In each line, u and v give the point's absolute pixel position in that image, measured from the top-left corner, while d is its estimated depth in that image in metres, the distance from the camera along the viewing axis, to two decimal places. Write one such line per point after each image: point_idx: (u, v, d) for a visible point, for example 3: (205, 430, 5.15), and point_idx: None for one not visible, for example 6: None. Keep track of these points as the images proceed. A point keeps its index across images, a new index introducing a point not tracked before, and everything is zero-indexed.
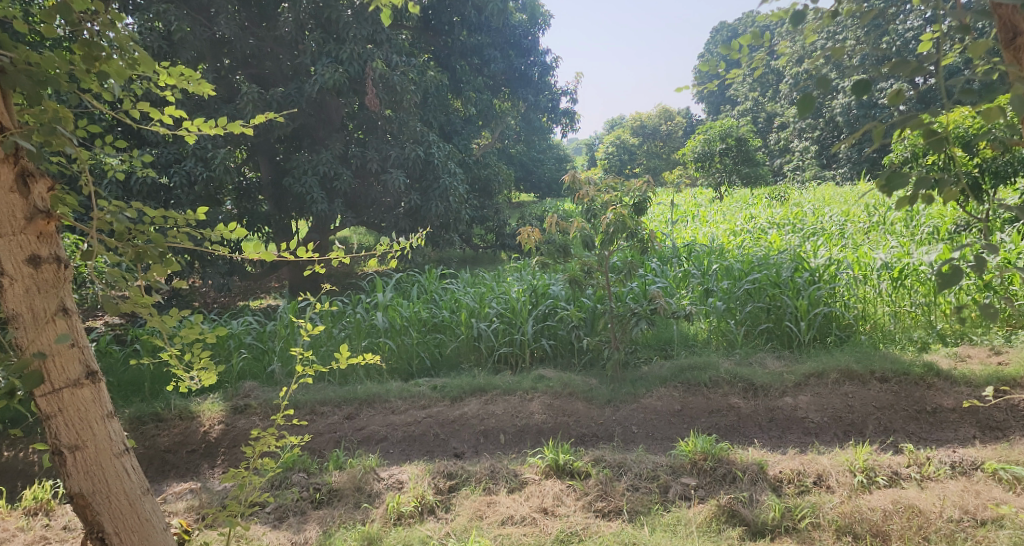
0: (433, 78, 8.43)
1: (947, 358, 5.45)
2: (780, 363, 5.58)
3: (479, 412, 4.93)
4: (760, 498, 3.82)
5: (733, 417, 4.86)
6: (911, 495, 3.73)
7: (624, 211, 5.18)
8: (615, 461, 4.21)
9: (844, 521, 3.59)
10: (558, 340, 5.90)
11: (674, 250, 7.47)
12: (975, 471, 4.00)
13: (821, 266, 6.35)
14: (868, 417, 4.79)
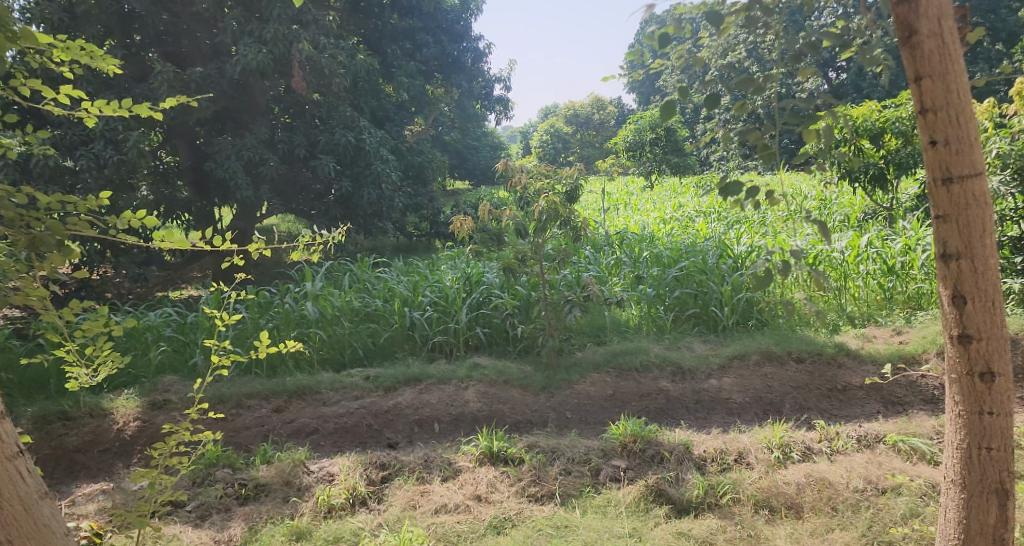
0: (364, 62, 8.32)
1: (855, 339, 5.74)
2: (706, 347, 5.76)
3: (414, 401, 4.92)
4: (686, 477, 3.94)
5: (662, 399, 4.98)
6: (822, 468, 3.92)
7: (556, 199, 5.24)
8: (549, 447, 4.27)
9: (762, 495, 3.75)
10: (493, 328, 5.93)
11: (606, 238, 7.56)
12: (878, 443, 4.22)
13: (744, 253, 6.60)
14: (787, 396, 4.98)
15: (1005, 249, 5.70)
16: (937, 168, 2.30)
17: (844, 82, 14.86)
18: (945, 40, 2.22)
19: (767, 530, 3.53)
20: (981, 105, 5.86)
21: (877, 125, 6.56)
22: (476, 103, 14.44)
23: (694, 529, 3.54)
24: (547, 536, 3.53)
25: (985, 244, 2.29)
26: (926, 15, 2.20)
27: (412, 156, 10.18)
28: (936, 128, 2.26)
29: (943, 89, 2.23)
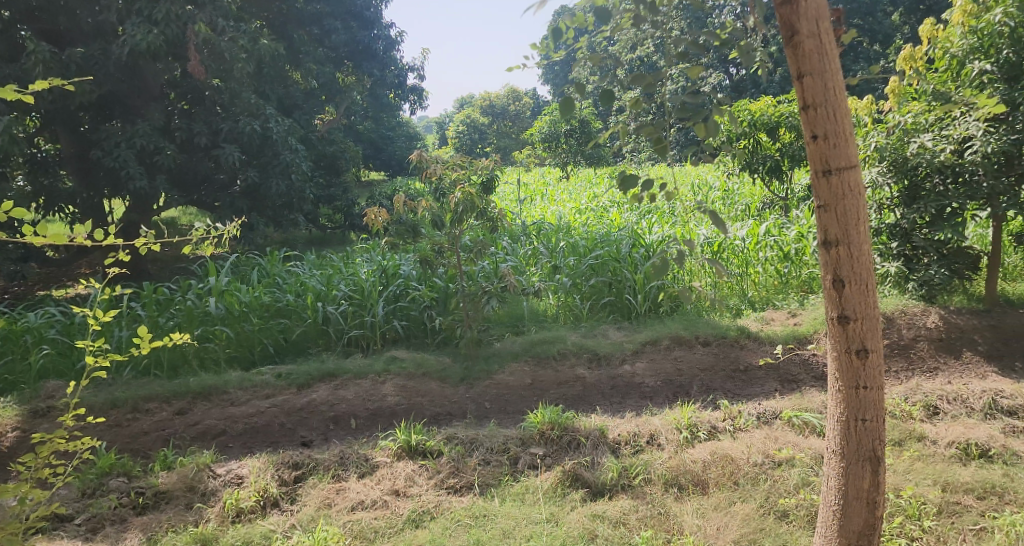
0: (268, 46, 8.06)
1: (755, 322, 6.03)
2: (620, 334, 5.89)
3: (329, 397, 4.84)
4: (601, 460, 4.04)
5: (580, 386, 5.08)
6: (725, 445, 4.08)
7: (472, 190, 5.24)
8: (468, 437, 4.27)
9: (671, 474, 3.88)
10: (411, 320, 5.90)
11: (523, 228, 7.59)
12: (775, 419, 4.42)
13: (655, 242, 6.77)
14: (695, 379, 5.18)
15: (882, 234, 6.03)
16: (818, 159, 2.53)
17: (743, 79, 15.52)
18: (823, 41, 2.46)
19: (675, 507, 3.68)
20: (861, 102, 6.14)
21: (773, 119, 6.94)
22: (389, 92, 14.30)
23: (608, 510, 3.63)
24: (465, 527, 3.56)
25: (860, 230, 2.53)
26: (806, 16, 2.44)
27: (323, 146, 9.97)
28: (817, 122, 2.49)
29: (822, 86, 2.46)
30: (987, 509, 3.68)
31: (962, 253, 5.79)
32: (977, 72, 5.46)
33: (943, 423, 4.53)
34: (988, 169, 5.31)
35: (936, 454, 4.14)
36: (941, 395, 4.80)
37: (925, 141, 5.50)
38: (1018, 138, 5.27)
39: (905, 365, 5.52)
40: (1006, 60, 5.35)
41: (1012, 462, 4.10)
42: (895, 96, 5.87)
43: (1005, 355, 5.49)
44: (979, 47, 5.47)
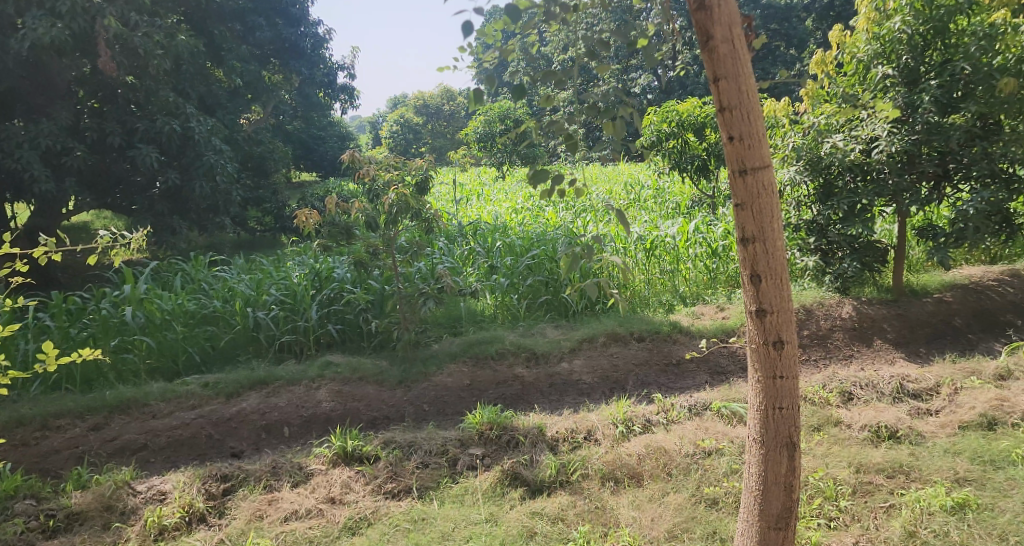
0: (186, 42, 7.78)
1: (686, 317, 6.17)
2: (557, 332, 5.93)
3: (260, 406, 4.72)
4: (539, 458, 4.05)
5: (518, 385, 5.11)
6: (660, 437, 4.15)
7: (406, 191, 5.23)
8: (405, 441, 4.22)
9: (608, 468, 3.92)
10: (346, 324, 5.80)
11: (459, 229, 7.55)
12: (706, 411, 4.52)
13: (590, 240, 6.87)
14: (630, 374, 5.27)
15: (801, 231, 6.46)
16: (734, 160, 2.61)
17: (669, 81, 15.91)
18: (736, 46, 2.54)
19: (611, 501, 3.73)
20: (778, 104, 6.43)
21: (699, 121, 7.14)
22: (319, 91, 14.09)
23: (546, 508, 3.66)
24: (404, 532, 3.53)
25: (774, 228, 2.62)
26: (719, 22, 2.51)
27: (250, 146, 9.73)
28: (732, 124, 2.57)
29: (736, 89, 2.54)
30: (896, 487, 3.93)
31: (871, 248, 6.20)
32: (880, 77, 5.86)
33: (856, 408, 4.83)
34: (893, 168, 5.82)
35: (852, 438, 4.42)
36: (854, 382, 5.10)
37: (837, 141, 5.88)
38: (918, 138, 5.71)
39: (823, 353, 5.94)
40: (905, 65, 5.78)
41: (917, 442, 4.36)
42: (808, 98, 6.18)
43: (909, 341, 6.07)
44: (882, 52, 5.83)
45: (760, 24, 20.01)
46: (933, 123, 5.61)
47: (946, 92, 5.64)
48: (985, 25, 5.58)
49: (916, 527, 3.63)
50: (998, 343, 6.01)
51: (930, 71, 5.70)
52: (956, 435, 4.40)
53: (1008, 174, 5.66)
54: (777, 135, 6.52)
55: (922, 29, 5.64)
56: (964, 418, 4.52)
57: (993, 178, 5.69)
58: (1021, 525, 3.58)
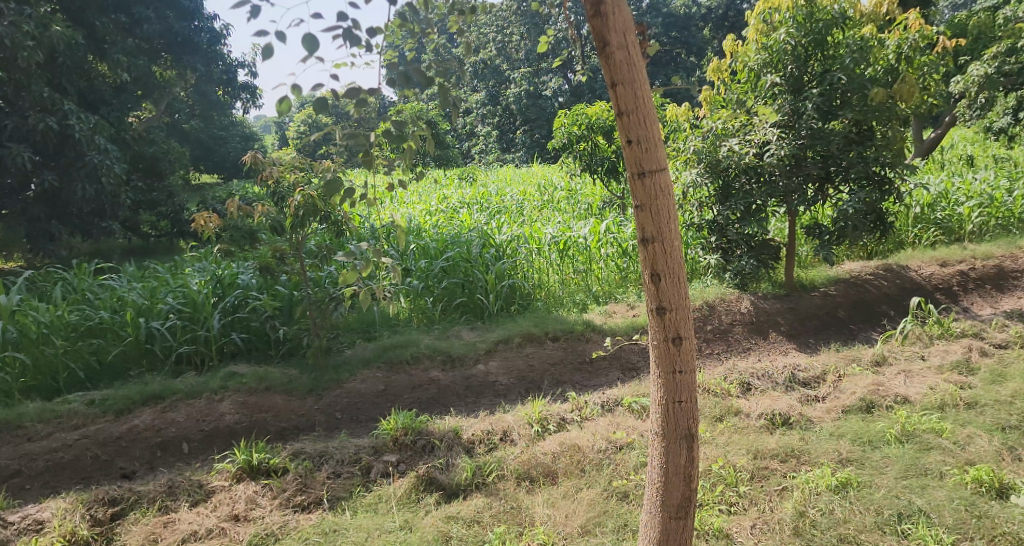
0: (62, 34, 7.32)
1: (600, 315, 6.30)
2: (473, 334, 5.93)
3: (155, 421, 4.51)
4: (455, 461, 4.01)
5: (434, 388, 5.09)
6: (573, 435, 4.19)
7: (313, 192, 5.06)
8: (316, 451, 4.11)
9: (523, 468, 3.94)
10: (251, 332, 5.62)
11: (373, 232, 7.51)
12: (618, 406, 4.58)
13: (504, 242, 6.95)
14: (545, 373, 5.33)
15: (703, 229, 6.86)
16: (633, 162, 2.73)
17: (578, 84, 16.21)
18: (631, 53, 2.66)
19: (527, 500, 3.76)
20: (678, 110, 6.61)
21: (608, 124, 7.31)
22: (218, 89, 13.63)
23: (462, 511, 3.67)
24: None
25: (670, 228, 2.75)
26: (615, 30, 2.62)
27: (141, 146, 9.27)
28: (629, 128, 2.69)
29: (632, 95, 2.66)
30: (789, 471, 4.25)
31: (766, 246, 6.73)
32: (770, 85, 6.30)
33: (754, 397, 5.13)
34: (783, 170, 6.20)
35: (749, 426, 4.71)
36: (752, 373, 5.40)
37: (732, 145, 6.31)
38: (803, 143, 6.17)
39: (725, 347, 6.44)
40: (791, 74, 6.27)
41: (807, 427, 4.71)
42: (707, 104, 6.59)
43: (801, 332, 6.65)
44: (770, 61, 6.27)
45: (663, 31, 20.63)
46: (816, 129, 6.10)
47: (826, 100, 6.15)
48: (857, 38, 6.12)
49: (805, 506, 3.94)
50: (875, 332, 6.70)
51: (812, 81, 6.23)
52: (841, 418, 4.76)
53: (880, 177, 6.28)
54: (679, 138, 6.94)
55: (803, 41, 6.15)
56: (846, 403, 4.88)
57: (868, 180, 6.28)
58: (894, 500, 3.97)
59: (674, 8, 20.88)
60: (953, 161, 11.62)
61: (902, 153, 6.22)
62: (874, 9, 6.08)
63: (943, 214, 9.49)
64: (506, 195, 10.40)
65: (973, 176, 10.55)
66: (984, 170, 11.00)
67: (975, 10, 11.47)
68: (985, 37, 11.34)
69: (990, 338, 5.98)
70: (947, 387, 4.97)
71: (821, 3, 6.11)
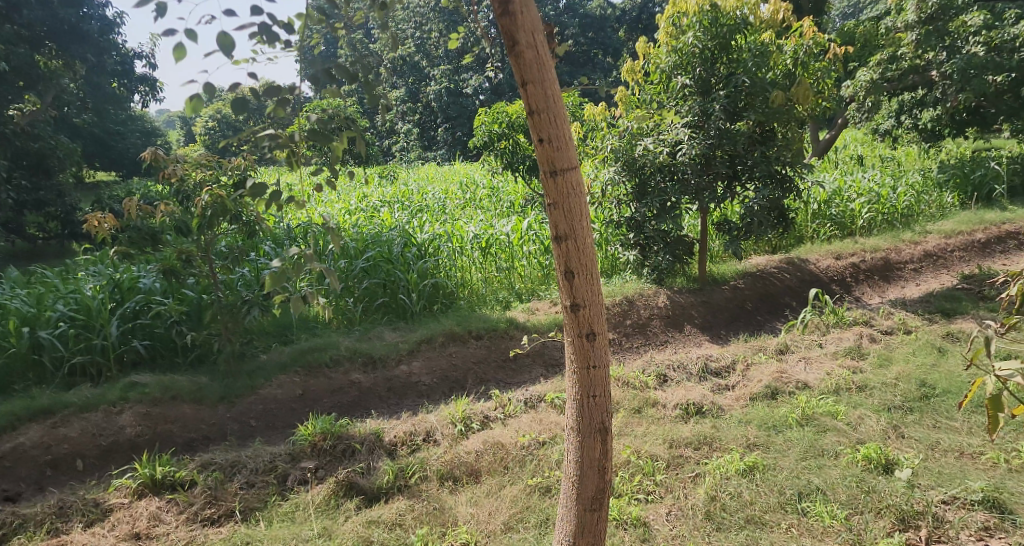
0: None
1: (522, 312, 6.56)
2: (395, 334, 5.99)
3: (44, 438, 4.45)
4: (376, 465, 4.24)
5: (355, 392, 5.27)
6: (496, 433, 4.46)
7: (222, 192, 4.95)
8: (227, 462, 4.28)
9: (447, 468, 4.19)
10: (155, 340, 5.44)
11: (289, 231, 7.42)
12: (541, 402, 4.92)
13: (426, 241, 6.92)
14: (469, 372, 5.60)
15: (623, 227, 7.12)
16: (546, 161, 2.75)
17: (497, 82, 16.40)
18: (540, 52, 2.69)
19: (450, 500, 3.99)
20: (597, 110, 6.98)
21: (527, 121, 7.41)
22: (112, 80, 13.02)
23: (383, 515, 3.84)
24: None
25: (584, 227, 2.79)
26: (524, 29, 2.64)
27: (25, 141, 8.81)
28: (542, 127, 2.71)
29: (543, 94, 2.68)
30: (701, 457, 4.46)
31: (681, 242, 7.02)
32: (680, 86, 6.65)
33: (670, 388, 5.44)
34: (694, 169, 6.58)
35: (665, 417, 4.96)
36: (668, 365, 5.73)
37: (647, 144, 6.53)
38: (711, 143, 6.56)
39: (643, 341, 6.64)
40: (699, 76, 6.60)
41: (719, 415, 4.99)
42: (624, 104, 6.90)
43: (712, 324, 7.03)
44: (680, 64, 6.62)
45: (579, 32, 21.02)
46: (724, 129, 6.46)
47: (732, 101, 6.49)
48: (758, 43, 6.47)
49: (716, 491, 4.14)
50: (779, 323, 7.25)
51: (718, 83, 6.57)
52: (748, 406, 5.10)
53: (782, 175, 6.75)
54: (597, 137, 7.15)
55: (710, 45, 6.49)
56: (754, 390, 5.24)
57: (772, 178, 6.75)
58: (795, 480, 4.20)
59: (590, 9, 21.25)
60: (847, 159, 12.27)
61: (801, 153, 6.67)
62: (771, 17, 6.54)
63: (837, 209, 10.16)
64: (429, 194, 10.37)
65: (863, 175, 11.18)
66: (871, 168, 11.66)
67: (862, 19, 12.14)
68: (870, 44, 11.99)
69: (878, 326, 6.46)
70: (842, 372, 5.40)
71: (726, 9, 6.45)
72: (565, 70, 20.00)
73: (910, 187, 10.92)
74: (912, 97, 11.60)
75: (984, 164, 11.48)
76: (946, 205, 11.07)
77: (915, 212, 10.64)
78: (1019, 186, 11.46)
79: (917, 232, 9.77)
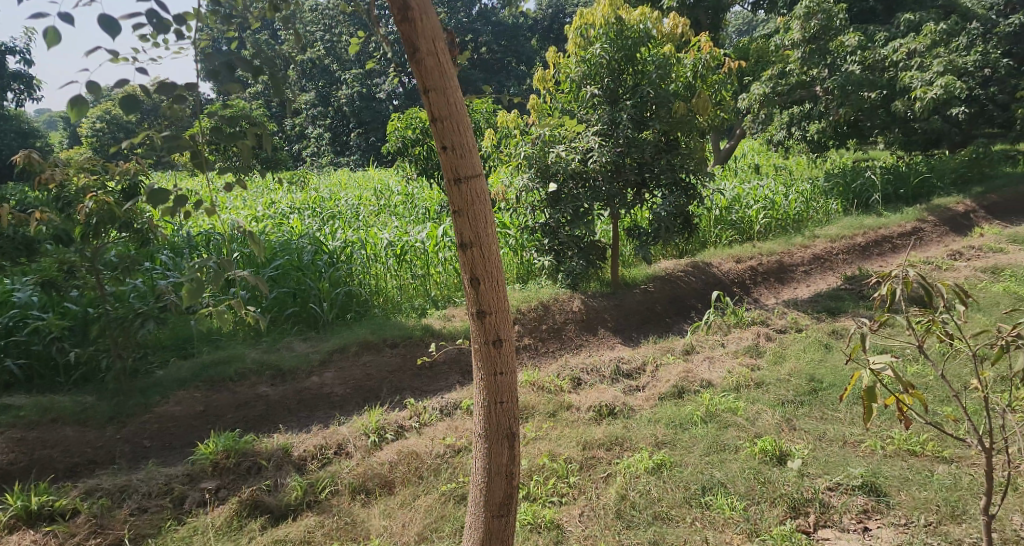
0: None
1: (438, 319, 6.57)
2: (305, 345, 6.09)
3: None
4: (284, 482, 4.37)
5: (262, 406, 5.30)
6: (410, 443, 4.70)
7: (108, 199, 4.73)
8: (115, 487, 4.27)
9: (358, 481, 4.38)
10: (32, 357, 5.41)
11: (188, 240, 7.02)
12: (456, 410, 5.19)
13: (338, 248, 6.98)
14: (384, 381, 5.67)
15: (538, 233, 7.24)
16: (450, 168, 2.89)
17: (410, 89, 16.34)
18: (440, 59, 2.81)
19: (362, 514, 4.18)
20: (510, 117, 7.06)
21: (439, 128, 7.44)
22: None
23: (290, 534, 3.98)
24: None
25: (487, 233, 2.94)
26: (423, 38, 2.75)
27: None
28: (444, 135, 2.84)
29: (444, 102, 2.80)
30: (613, 458, 4.66)
31: (594, 247, 7.23)
32: (590, 95, 6.89)
33: (584, 391, 5.64)
34: (605, 176, 6.81)
35: (579, 418, 5.16)
36: (582, 368, 5.92)
37: (560, 151, 6.64)
38: (621, 150, 6.81)
39: (559, 345, 6.81)
40: (607, 86, 6.85)
41: (628, 415, 5.22)
42: (536, 113, 7.09)
43: (624, 327, 7.21)
44: (589, 73, 6.84)
45: (491, 40, 21.24)
46: (631, 138, 6.74)
47: (639, 111, 6.81)
48: (660, 56, 6.76)
49: (626, 490, 4.31)
50: (686, 324, 7.44)
51: (625, 92, 6.84)
52: (656, 405, 5.33)
53: (685, 183, 7.13)
54: (511, 144, 7.21)
55: (616, 56, 6.71)
56: (661, 391, 5.49)
57: (676, 186, 7.12)
58: (699, 475, 4.40)
59: (501, 17, 21.45)
60: (744, 168, 12.87)
61: (703, 161, 7.03)
62: (672, 31, 6.92)
63: (736, 215, 10.68)
64: (341, 200, 10.15)
65: (760, 184, 11.76)
66: (766, 177, 12.35)
67: (755, 36, 12.93)
68: (763, 60, 12.59)
69: (772, 325, 6.89)
70: (741, 370, 5.72)
71: (630, 21, 6.70)
72: (477, 77, 20.10)
73: (800, 194, 11.63)
74: (801, 109, 12.22)
75: (862, 174, 12.45)
76: (831, 211, 11.80)
77: (806, 218, 11.38)
78: (893, 194, 12.45)
79: (807, 236, 10.46)
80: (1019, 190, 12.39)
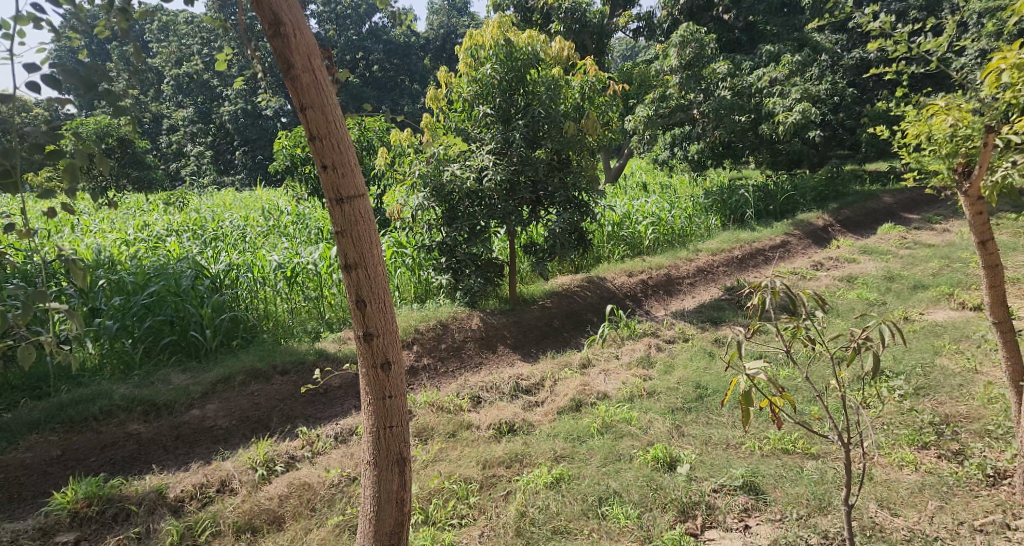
0: None
1: (334, 342, 6.32)
2: (183, 377, 5.66)
3: None
4: (157, 527, 4.15)
5: (133, 445, 4.95)
6: (301, 474, 4.51)
7: None
8: None
9: (243, 520, 4.18)
10: None
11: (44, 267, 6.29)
12: (352, 436, 5.01)
13: (222, 272, 6.54)
14: (273, 410, 5.42)
15: (435, 251, 7.16)
16: (331, 188, 2.88)
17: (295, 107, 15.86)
18: (317, 76, 2.81)
19: None
20: (404, 135, 6.99)
21: None
22: None
23: None
24: None
25: (372, 254, 2.94)
26: (298, 52, 2.75)
27: None
28: (324, 153, 2.85)
29: (323, 119, 2.82)
30: (513, 475, 4.69)
31: (491, 265, 7.23)
32: (482, 114, 6.92)
33: (484, 410, 5.62)
34: (500, 195, 6.87)
35: (480, 438, 5.13)
36: (480, 387, 5.94)
37: (455, 169, 6.65)
38: (514, 168, 6.85)
39: (459, 364, 6.78)
40: (498, 105, 6.92)
41: (529, 430, 5.26)
42: (429, 131, 6.98)
43: (525, 342, 7.27)
44: (481, 93, 6.91)
45: (382, 58, 21.02)
46: (524, 156, 6.81)
47: (531, 130, 6.90)
48: (549, 77, 6.93)
49: (526, 507, 4.36)
50: (583, 338, 7.55)
51: (517, 112, 6.94)
52: (556, 420, 5.37)
53: (580, 201, 7.27)
54: (405, 162, 7.15)
55: (506, 76, 6.82)
56: (560, 405, 5.54)
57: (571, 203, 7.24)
58: (596, 486, 4.50)
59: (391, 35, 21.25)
60: (632, 187, 13.43)
61: (593, 180, 7.26)
62: (559, 54, 7.09)
63: (628, 231, 11.04)
64: (225, 220, 9.62)
65: (643, 200, 12.28)
66: (653, 194, 12.87)
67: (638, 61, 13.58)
68: None
69: (662, 335, 7.17)
70: (634, 380, 5.91)
71: (519, 43, 6.78)
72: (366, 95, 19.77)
73: (683, 211, 12.22)
74: (682, 132, 13.36)
75: (737, 192, 13.35)
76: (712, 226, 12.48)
77: (688, 233, 11.96)
78: (763, 210, 13.39)
79: (691, 249, 10.99)
80: (865, 207, 13.57)
